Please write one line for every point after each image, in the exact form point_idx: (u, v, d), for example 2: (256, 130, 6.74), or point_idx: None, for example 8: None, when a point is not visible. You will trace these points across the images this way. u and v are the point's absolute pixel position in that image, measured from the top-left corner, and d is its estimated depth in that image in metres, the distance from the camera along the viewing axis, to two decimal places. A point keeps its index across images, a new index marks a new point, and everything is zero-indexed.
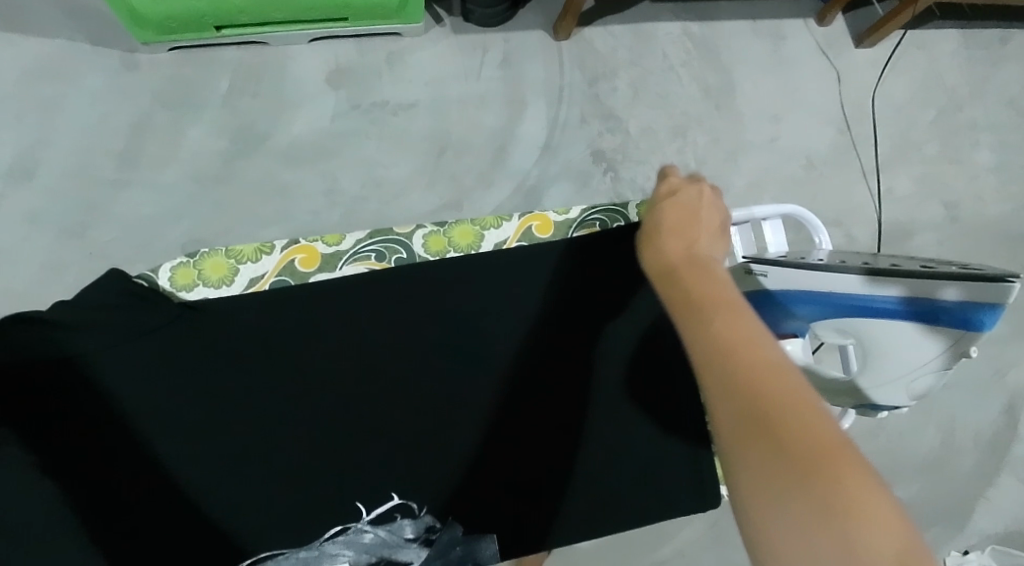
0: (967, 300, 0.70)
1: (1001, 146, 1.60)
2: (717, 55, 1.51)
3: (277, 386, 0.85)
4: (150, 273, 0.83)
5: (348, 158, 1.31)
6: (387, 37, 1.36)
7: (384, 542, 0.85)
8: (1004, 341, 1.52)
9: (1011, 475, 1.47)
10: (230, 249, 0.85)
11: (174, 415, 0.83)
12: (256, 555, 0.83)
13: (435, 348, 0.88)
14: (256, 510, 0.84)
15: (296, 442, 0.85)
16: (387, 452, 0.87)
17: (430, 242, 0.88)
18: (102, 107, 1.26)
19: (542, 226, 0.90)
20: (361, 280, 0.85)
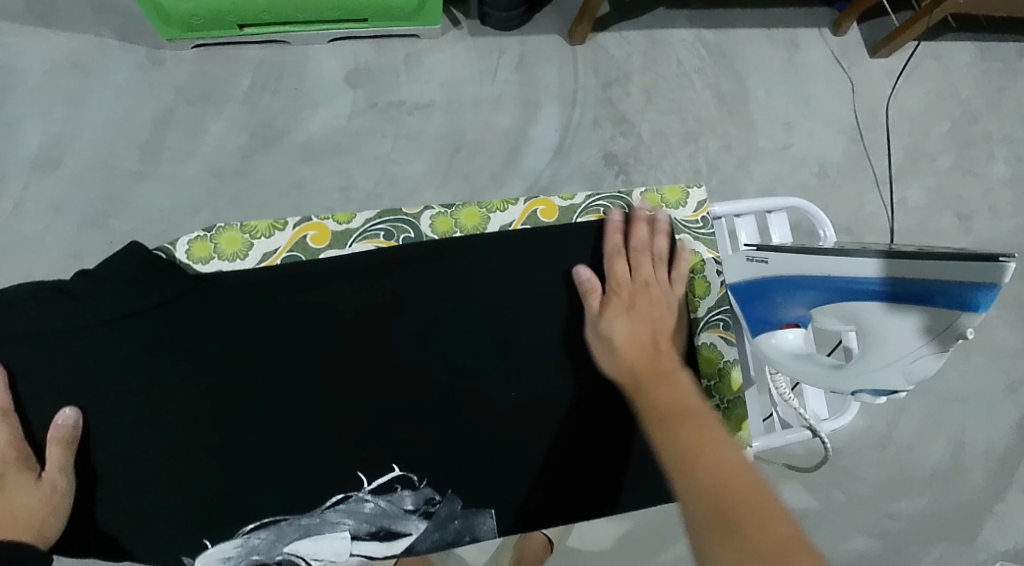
0: (963, 281, 0.71)
1: (1016, 158, 1.60)
2: (732, 63, 1.53)
3: (288, 358, 0.87)
4: (167, 246, 0.87)
5: (364, 156, 1.33)
6: (405, 39, 1.39)
7: (384, 512, 0.87)
8: (1015, 352, 1.52)
9: (1021, 489, 1.46)
10: (245, 225, 0.89)
11: (184, 382, 0.85)
12: (259, 520, 0.85)
13: (444, 325, 0.89)
14: (260, 477, 0.85)
15: (305, 414, 0.87)
16: (392, 425, 0.87)
17: (437, 223, 0.92)
18: (126, 101, 1.29)
19: (548, 210, 0.94)
20: (373, 253, 0.89)
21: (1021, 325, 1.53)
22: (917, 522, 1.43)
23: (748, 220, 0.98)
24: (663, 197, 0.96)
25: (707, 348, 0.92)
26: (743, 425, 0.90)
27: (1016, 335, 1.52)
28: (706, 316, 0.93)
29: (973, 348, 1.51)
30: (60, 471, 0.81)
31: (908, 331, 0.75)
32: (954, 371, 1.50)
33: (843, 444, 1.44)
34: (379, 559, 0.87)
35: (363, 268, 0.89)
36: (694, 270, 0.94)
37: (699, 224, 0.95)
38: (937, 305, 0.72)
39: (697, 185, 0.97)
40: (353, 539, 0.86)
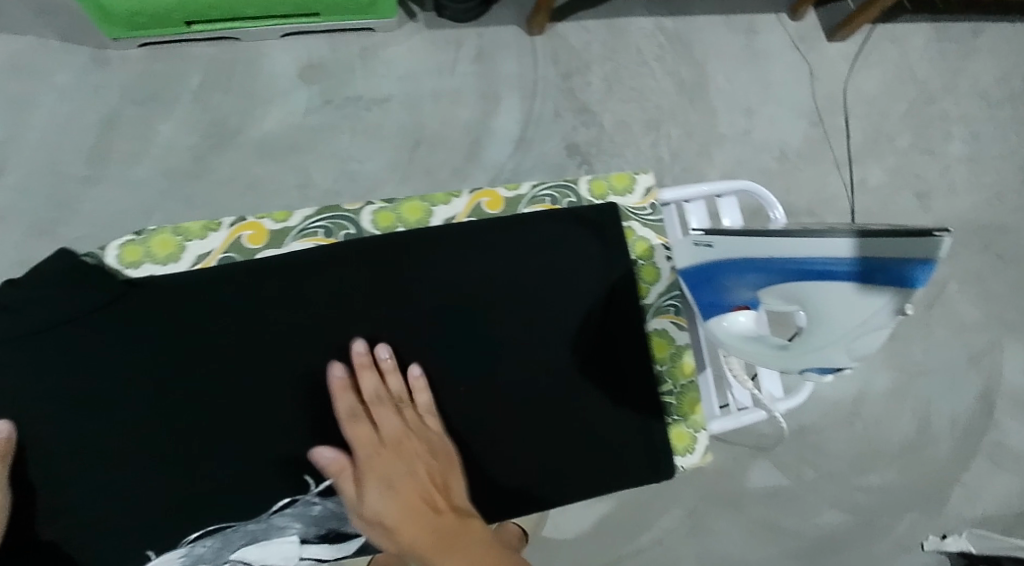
0: (902, 259, 0.70)
1: (972, 137, 1.62)
2: (691, 49, 1.52)
3: (232, 363, 0.85)
4: (98, 250, 0.84)
5: (321, 154, 1.31)
6: (359, 33, 1.36)
7: (332, 514, 0.87)
8: (977, 328, 1.54)
9: (985, 459, 1.48)
10: (177, 226, 0.86)
11: (125, 392, 0.83)
12: (204, 527, 0.84)
13: (391, 325, 0.88)
14: (204, 484, 0.84)
15: (252, 418, 0.85)
16: (341, 427, 0.86)
17: (378, 218, 0.90)
18: (72, 104, 1.26)
19: (492, 202, 0.92)
20: (315, 253, 0.87)
21: (982, 300, 1.55)
22: (885, 496, 1.44)
23: (698, 205, 0.98)
24: (610, 185, 0.95)
25: (659, 334, 0.94)
26: (696, 408, 0.93)
27: (978, 311, 1.55)
28: (657, 301, 0.95)
29: (936, 323, 1.52)
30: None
31: (851, 310, 0.74)
32: (919, 348, 1.51)
33: (811, 423, 1.45)
34: (329, 560, 0.88)
35: (304, 267, 0.86)
36: (643, 257, 0.94)
37: (647, 210, 0.95)
38: (878, 284, 0.72)
39: (644, 170, 0.96)
40: (302, 542, 0.87)
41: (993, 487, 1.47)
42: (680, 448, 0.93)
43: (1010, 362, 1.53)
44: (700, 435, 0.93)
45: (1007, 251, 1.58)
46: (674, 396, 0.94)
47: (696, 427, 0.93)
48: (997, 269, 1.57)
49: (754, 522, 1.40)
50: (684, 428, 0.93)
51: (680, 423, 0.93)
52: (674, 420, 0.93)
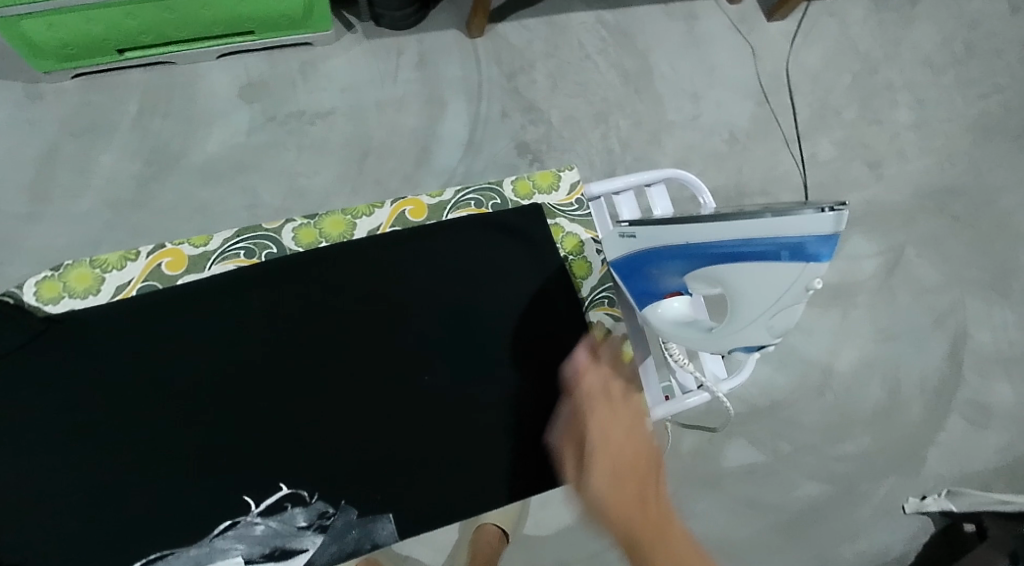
0: (803, 236, 0.68)
1: (919, 104, 1.64)
2: (632, 39, 1.53)
3: (144, 391, 0.77)
4: (14, 291, 0.79)
5: (267, 172, 1.31)
6: (297, 48, 1.36)
7: (276, 533, 0.76)
8: (939, 292, 1.56)
9: (959, 418, 1.50)
10: (95, 259, 0.81)
11: (31, 431, 0.75)
12: (142, 560, 0.74)
13: (320, 329, 0.80)
14: (131, 518, 0.75)
15: (170, 447, 0.76)
16: (267, 447, 0.77)
17: (300, 234, 0.84)
18: (9, 141, 1.25)
19: (416, 210, 0.86)
20: (232, 272, 0.80)
21: (942, 262, 1.57)
22: (862, 464, 1.45)
23: (627, 196, 0.94)
24: (535, 183, 0.89)
25: (597, 327, 0.86)
26: (638, 396, 0.85)
27: (938, 273, 1.57)
28: (590, 295, 0.87)
29: (897, 289, 1.54)
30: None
31: (763, 290, 0.72)
32: (883, 315, 1.53)
33: (781, 398, 1.46)
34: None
35: (218, 282, 0.80)
36: (573, 252, 0.88)
37: (573, 207, 0.89)
38: (782, 262, 0.70)
39: (568, 166, 0.91)
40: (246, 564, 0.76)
41: (971, 446, 1.49)
42: None
43: (974, 321, 1.55)
44: None
45: (962, 212, 1.60)
46: None
47: None
48: (954, 231, 1.59)
49: (733, 500, 1.41)
50: None
51: None
52: None
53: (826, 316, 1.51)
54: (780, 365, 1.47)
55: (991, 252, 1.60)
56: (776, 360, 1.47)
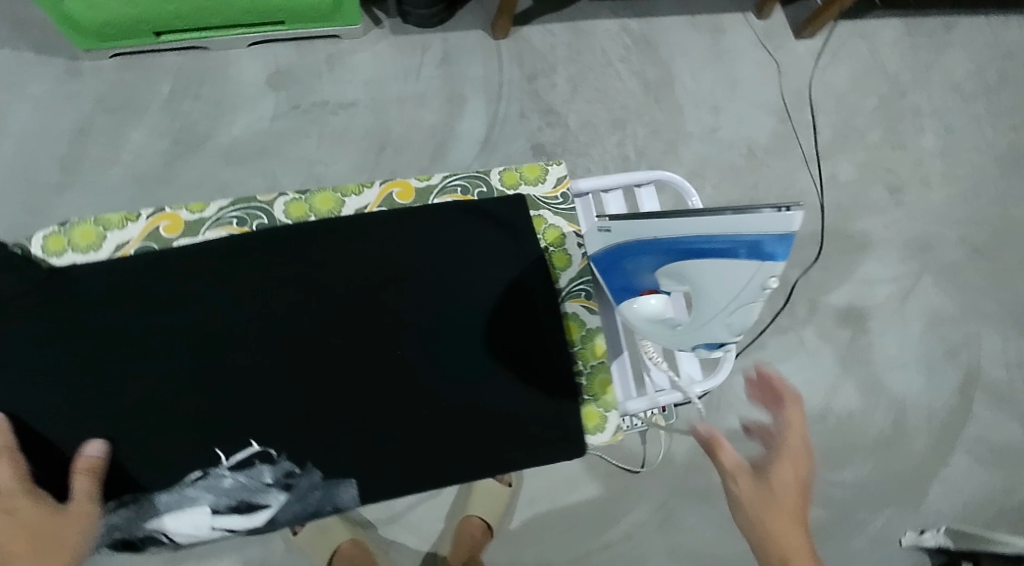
0: (761, 233, 0.71)
1: (947, 131, 1.64)
2: (656, 49, 1.55)
3: (136, 342, 0.83)
4: (24, 242, 0.86)
5: (288, 157, 1.35)
6: (325, 40, 1.40)
7: (243, 486, 0.83)
8: (953, 323, 1.55)
9: (964, 453, 1.49)
10: (99, 217, 0.88)
11: (33, 372, 0.82)
12: (120, 497, 0.81)
13: (301, 300, 0.86)
14: (115, 460, 0.81)
15: (155, 395, 0.83)
16: (244, 405, 0.83)
17: (290, 208, 0.90)
18: (46, 113, 1.30)
19: (403, 192, 0.92)
20: (226, 239, 0.86)
21: (957, 293, 1.57)
22: (859, 490, 1.45)
23: (616, 195, 0.97)
24: (521, 174, 0.94)
25: (570, 317, 0.92)
26: (607, 388, 0.91)
27: (954, 304, 1.56)
28: (567, 286, 0.93)
29: (908, 316, 1.54)
30: (85, 500, 0.79)
31: (723, 285, 0.76)
32: (893, 342, 1.52)
33: None
34: (241, 532, 0.84)
35: (210, 248, 0.86)
36: (553, 244, 0.93)
37: (559, 200, 0.94)
38: (741, 259, 0.73)
39: (557, 161, 0.95)
40: (214, 513, 0.82)
41: (974, 482, 1.48)
42: (589, 427, 0.90)
43: (988, 354, 1.54)
44: (610, 414, 0.90)
45: (983, 243, 1.60)
46: (585, 377, 0.91)
47: (607, 407, 0.90)
48: (974, 261, 1.59)
49: None
50: (594, 407, 0.90)
51: (590, 402, 0.90)
52: (585, 400, 0.90)
53: (833, 337, 1.51)
54: None
55: (1010, 286, 1.58)
56: None
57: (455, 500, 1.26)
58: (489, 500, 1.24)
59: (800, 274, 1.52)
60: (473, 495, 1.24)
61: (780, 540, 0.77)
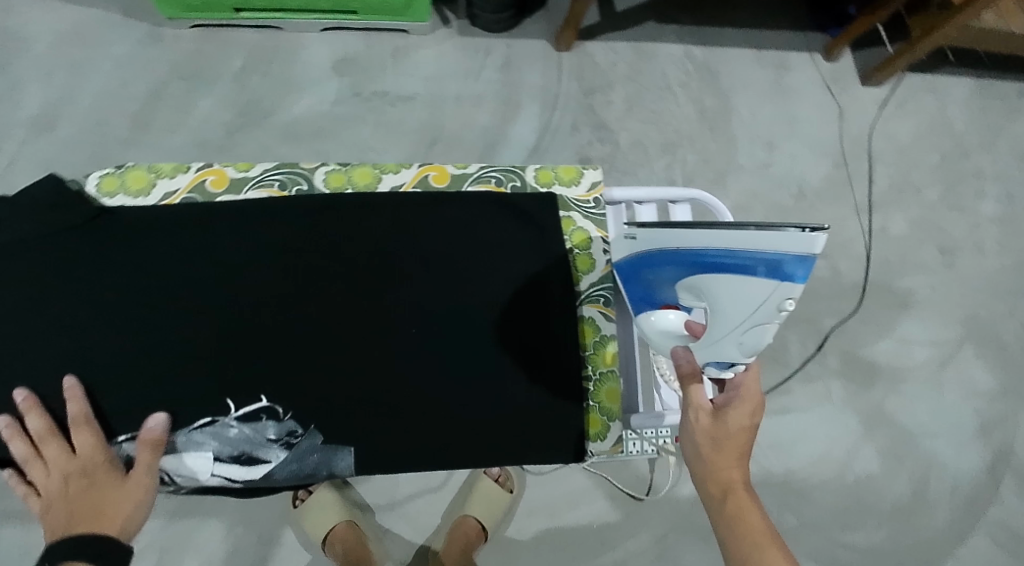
0: (782, 253, 0.74)
1: (1008, 199, 1.61)
2: (717, 78, 1.56)
3: (169, 287, 0.87)
4: (80, 180, 0.91)
5: (342, 141, 1.39)
6: (395, 34, 1.44)
7: (246, 439, 0.86)
8: (991, 398, 1.51)
9: (986, 534, 1.44)
10: (152, 165, 0.92)
11: (70, 302, 0.86)
12: (131, 433, 0.85)
13: (326, 268, 0.89)
14: (134, 397, 0.86)
15: (180, 340, 0.87)
16: (262, 362, 0.87)
17: (330, 178, 0.94)
18: (123, 72, 1.36)
19: (439, 176, 0.95)
20: (265, 200, 0.90)
21: (998, 366, 1.53)
22: (870, 554, 1.41)
23: (649, 208, 0.99)
24: (556, 174, 0.97)
25: (586, 321, 0.94)
26: (613, 397, 0.93)
27: (995, 378, 1.53)
28: (587, 290, 0.95)
29: (945, 383, 1.51)
30: (150, 475, 0.83)
31: (739, 302, 0.79)
32: (924, 406, 1.50)
33: (798, 467, 1.44)
34: (238, 483, 0.87)
35: (249, 206, 0.89)
36: (579, 247, 0.95)
37: (591, 204, 0.96)
38: (760, 277, 0.76)
39: (594, 167, 0.98)
40: (215, 460, 0.86)
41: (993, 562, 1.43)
42: (591, 433, 0.93)
43: None
44: (613, 424, 0.93)
45: None
46: (593, 383, 0.93)
47: (610, 416, 0.93)
48: (1021, 334, 1.55)
49: None
50: (598, 414, 0.93)
51: (595, 409, 0.93)
52: (590, 405, 0.93)
53: (863, 391, 1.49)
54: (806, 429, 1.46)
55: None
56: (801, 425, 1.46)
57: (455, 499, 1.28)
58: (489, 503, 1.25)
59: (837, 322, 1.51)
60: (472, 497, 1.25)
61: (722, 474, 0.82)
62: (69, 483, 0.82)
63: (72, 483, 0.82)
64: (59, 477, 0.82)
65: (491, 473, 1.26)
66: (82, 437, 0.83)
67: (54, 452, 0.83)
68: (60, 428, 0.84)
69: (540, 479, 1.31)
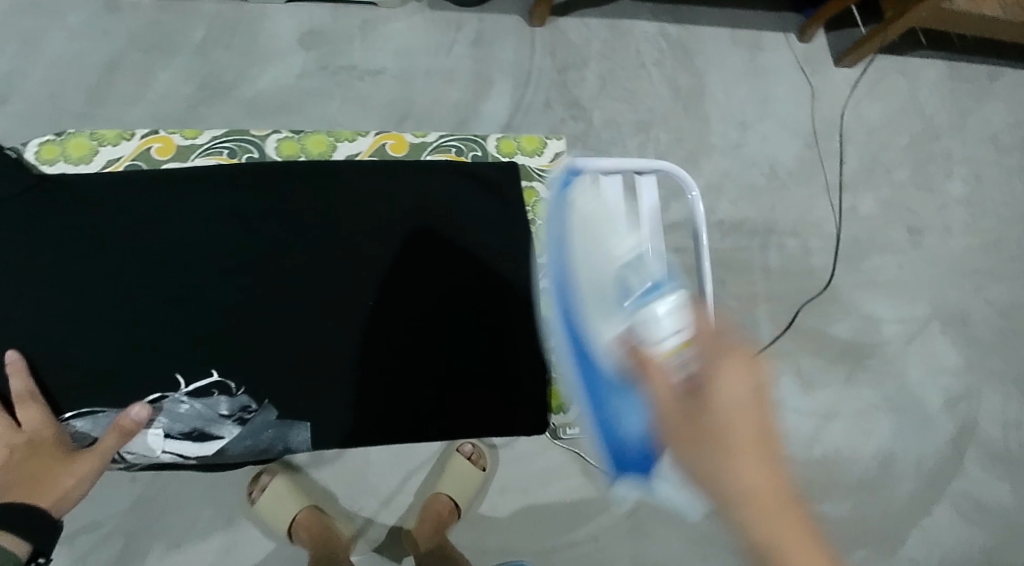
0: (563, 181, 0.92)
1: (976, 180, 1.62)
2: (691, 57, 1.54)
3: (113, 259, 0.84)
4: (18, 147, 0.87)
5: (309, 116, 1.36)
6: (362, 6, 1.41)
7: (198, 415, 0.85)
8: (956, 374, 1.53)
9: (950, 507, 1.47)
10: (94, 131, 0.89)
11: (8, 276, 0.83)
12: (77, 409, 0.83)
13: (281, 239, 0.87)
14: (79, 373, 0.83)
15: (125, 313, 0.84)
16: (213, 336, 0.85)
17: (282, 146, 0.92)
18: (79, 43, 1.32)
19: (397, 145, 0.94)
20: (213, 169, 0.87)
21: (964, 344, 1.55)
22: (838, 528, 1.43)
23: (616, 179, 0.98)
24: (518, 144, 0.97)
25: None
26: None
27: (960, 355, 1.54)
28: None
29: (912, 361, 1.52)
30: (98, 454, 0.81)
31: (602, 223, 0.87)
32: (892, 384, 1.50)
33: None
34: (192, 459, 0.86)
35: (198, 176, 0.87)
36: (541, 218, 0.95)
37: None
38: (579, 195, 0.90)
39: (557, 137, 0.99)
40: (166, 437, 0.85)
41: (954, 534, 1.47)
42: (553, 406, 0.93)
43: (987, 410, 1.53)
44: None
45: (996, 298, 1.58)
46: None
47: None
48: (986, 314, 1.57)
49: None
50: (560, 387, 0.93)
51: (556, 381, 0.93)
52: None
53: (832, 369, 1.49)
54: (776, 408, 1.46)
55: (1017, 346, 1.57)
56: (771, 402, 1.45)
57: (426, 479, 1.27)
58: (461, 481, 1.24)
59: (807, 301, 1.50)
60: (444, 476, 1.24)
61: (733, 467, 0.73)
62: (15, 455, 0.81)
63: (18, 454, 0.81)
64: (4, 450, 0.81)
65: (465, 452, 1.25)
66: (27, 413, 0.80)
67: None
68: (3, 402, 0.82)
69: (510, 457, 1.30)
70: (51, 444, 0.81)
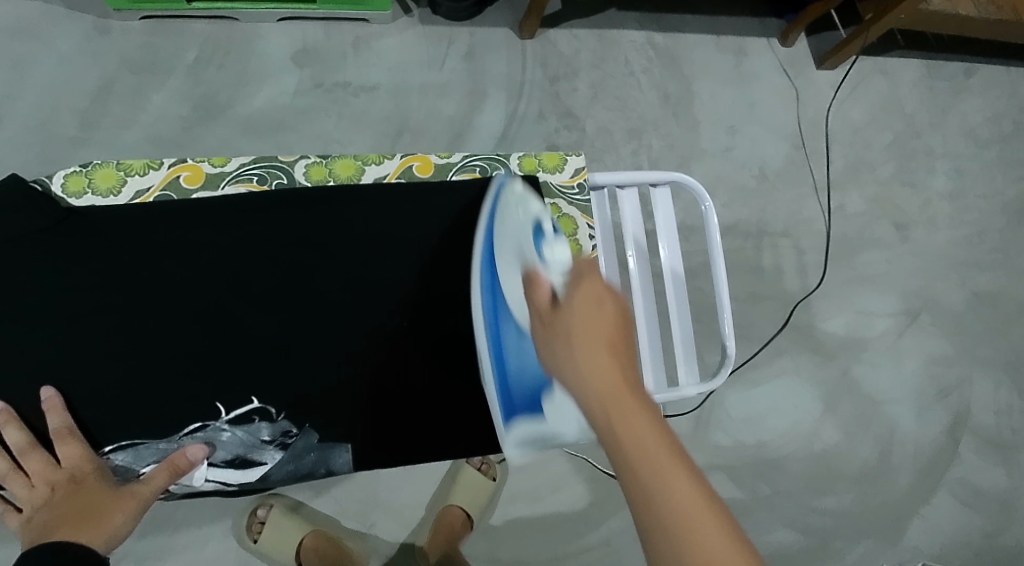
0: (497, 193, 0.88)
1: (957, 175, 1.65)
2: (679, 64, 1.55)
3: (153, 292, 0.85)
4: (43, 179, 0.85)
5: (305, 133, 1.36)
6: (354, 23, 1.41)
7: (240, 443, 0.86)
8: (947, 365, 1.56)
9: (948, 494, 1.50)
10: (121, 161, 0.87)
11: (40, 312, 0.83)
12: (118, 442, 0.83)
13: (315, 265, 0.88)
14: (118, 406, 0.83)
15: (166, 344, 0.85)
16: (249, 363, 0.86)
17: (311, 171, 0.90)
18: (70, 68, 1.31)
19: (423, 166, 0.93)
20: (245, 201, 0.88)
21: (953, 335, 1.58)
22: (842, 520, 1.45)
23: (632, 193, 0.99)
24: (540, 161, 0.97)
25: None
26: None
27: (950, 345, 1.57)
28: None
29: (904, 353, 1.55)
30: (148, 489, 0.82)
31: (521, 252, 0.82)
32: (886, 378, 1.53)
33: (769, 440, 1.46)
34: (233, 486, 0.87)
35: (230, 207, 0.87)
36: (567, 233, 0.95)
37: (575, 190, 0.97)
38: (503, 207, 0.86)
39: (577, 152, 0.98)
40: (209, 465, 0.85)
41: (953, 521, 1.49)
42: None
43: (978, 399, 1.56)
44: None
45: (981, 288, 1.61)
46: None
47: None
48: (972, 305, 1.60)
49: None
50: None
51: None
52: None
53: (827, 364, 1.51)
54: (776, 407, 1.47)
55: (1005, 335, 1.60)
56: (770, 400, 1.47)
57: (438, 489, 1.27)
58: (472, 492, 1.25)
59: (802, 298, 1.52)
60: (455, 486, 1.25)
61: (586, 369, 0.69)
62: (58, 491, 0.81)
63: (59, 491, 0.81)
64: (44, 488, 0.82)
65: (475, 462, 1.26)
66: (66, 450, 0.80)
67: (38, 465, 0.82)
68: (41, 439, 0.83)
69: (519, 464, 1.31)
70: (94, 480, 0.81)
